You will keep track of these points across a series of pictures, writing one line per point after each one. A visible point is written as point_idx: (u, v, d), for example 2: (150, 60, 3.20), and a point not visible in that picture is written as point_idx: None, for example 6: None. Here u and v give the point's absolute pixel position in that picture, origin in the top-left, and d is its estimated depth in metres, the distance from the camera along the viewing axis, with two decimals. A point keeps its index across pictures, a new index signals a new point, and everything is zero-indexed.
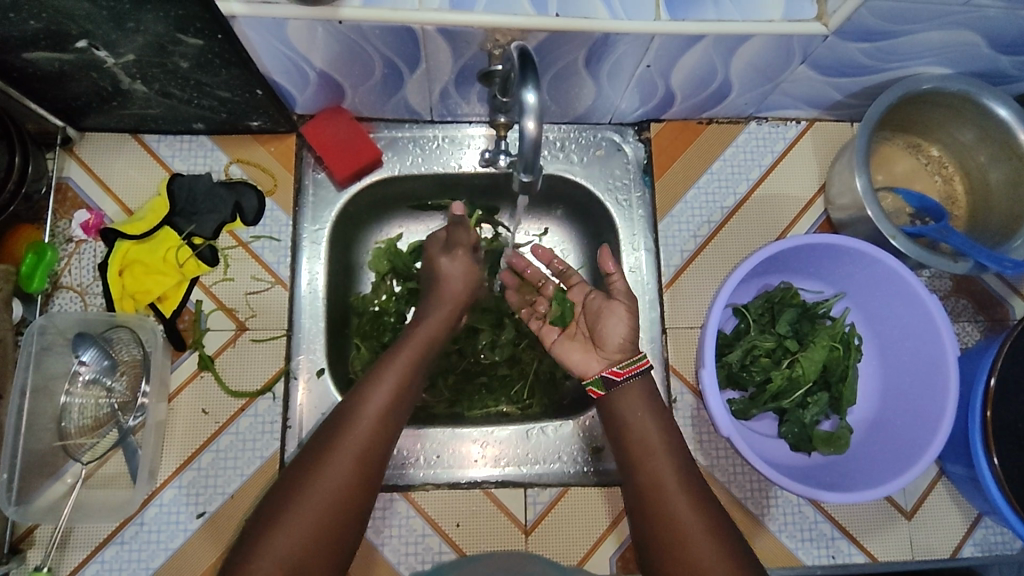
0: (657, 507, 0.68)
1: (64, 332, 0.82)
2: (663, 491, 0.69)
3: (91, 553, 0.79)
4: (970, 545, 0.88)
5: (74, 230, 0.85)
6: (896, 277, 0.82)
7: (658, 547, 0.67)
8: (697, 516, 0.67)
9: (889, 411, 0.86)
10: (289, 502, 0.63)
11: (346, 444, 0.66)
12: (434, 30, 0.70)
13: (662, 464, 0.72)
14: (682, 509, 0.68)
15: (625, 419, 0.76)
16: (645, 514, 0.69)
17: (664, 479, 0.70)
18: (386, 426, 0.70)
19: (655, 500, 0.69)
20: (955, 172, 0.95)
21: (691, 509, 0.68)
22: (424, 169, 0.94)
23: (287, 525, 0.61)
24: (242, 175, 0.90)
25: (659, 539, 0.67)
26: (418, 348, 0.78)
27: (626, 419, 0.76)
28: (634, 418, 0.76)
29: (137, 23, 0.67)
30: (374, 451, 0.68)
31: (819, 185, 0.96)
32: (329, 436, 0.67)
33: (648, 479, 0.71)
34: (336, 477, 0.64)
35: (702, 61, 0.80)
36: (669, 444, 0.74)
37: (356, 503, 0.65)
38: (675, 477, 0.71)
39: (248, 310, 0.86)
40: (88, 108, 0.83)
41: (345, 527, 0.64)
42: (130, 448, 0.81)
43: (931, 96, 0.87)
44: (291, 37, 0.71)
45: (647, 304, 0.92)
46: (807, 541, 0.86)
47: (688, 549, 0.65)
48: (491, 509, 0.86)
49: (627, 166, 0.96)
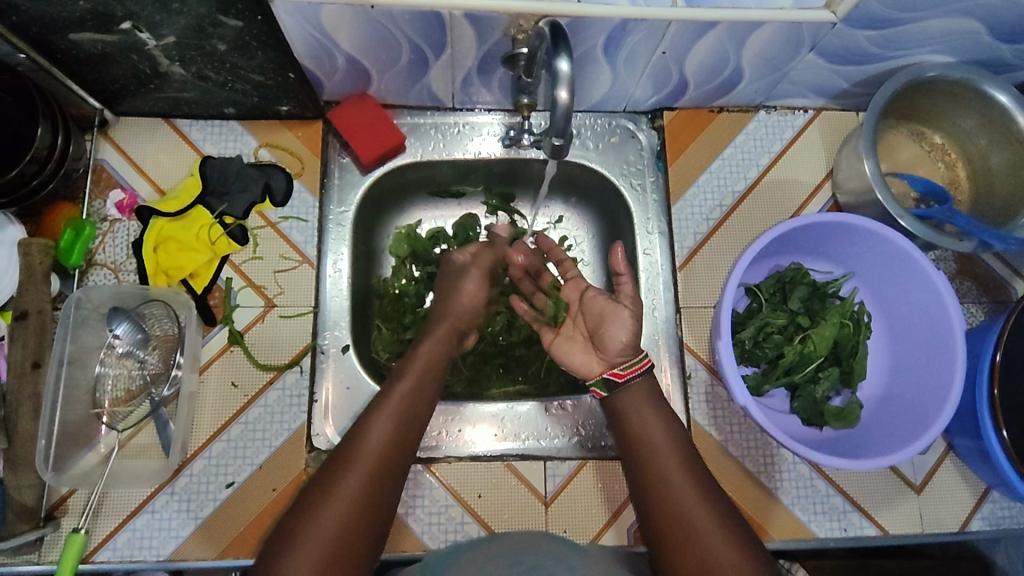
0: (655, 477, 0.72)
1: (99, 306, 0.84)
2: (659, 463, 0.73)
3: (123, 521, 0.81)
4: (978, 519, 0.90)
5: (109, 210, 0.88)
6: (903, 254, 0.85)
7: (663, 535, 0.69)
8: (704, 507, 0.69)
9: (898, 386, 0.88)
10: (292, 539, 0.61)
11: (348, 480, 0.65)
12: (462, 14, 0.74)
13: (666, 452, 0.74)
14: (691, 500, 0.69)
15: (624, 404, 0.79)
16: (648, 505, 0.71)
17: (669, 468, 0.72)
18: (389, 456, 0.68)
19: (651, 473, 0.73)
20: (958, 158, 0.98)
21: (700, 499, 0.69)
22: (445, 154, 0.97)
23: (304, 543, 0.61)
24: (271, 159, 0.93)
25: (666, 528, 0.68)
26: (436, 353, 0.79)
27: (629, 408, 0.78)
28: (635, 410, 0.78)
29: (182, 4, 0.71)
30: (377, 482, 0.66)
31: (827, 171, 1.00)
32: (332, 471, 0.66)
33: (651, 469, 0.73)
34: (338, 512, 0.63)
35: (716, 48, 0.83)
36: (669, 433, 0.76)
37: (366, 530, 0.64)
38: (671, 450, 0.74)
39: (276, 287, 0.89)
40: (126, 91, 0.86)
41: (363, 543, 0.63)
42: (162, 420, 0.83)
43: (934, 83, 0.90)
44: (324, 22, 0.74)
45: (662, 286, 0.95)
46: (821, 514, 0.89)
47: (696, 538, 0.67)
48: (513, 482, 0.88)
49: (641, 152, 0.99)
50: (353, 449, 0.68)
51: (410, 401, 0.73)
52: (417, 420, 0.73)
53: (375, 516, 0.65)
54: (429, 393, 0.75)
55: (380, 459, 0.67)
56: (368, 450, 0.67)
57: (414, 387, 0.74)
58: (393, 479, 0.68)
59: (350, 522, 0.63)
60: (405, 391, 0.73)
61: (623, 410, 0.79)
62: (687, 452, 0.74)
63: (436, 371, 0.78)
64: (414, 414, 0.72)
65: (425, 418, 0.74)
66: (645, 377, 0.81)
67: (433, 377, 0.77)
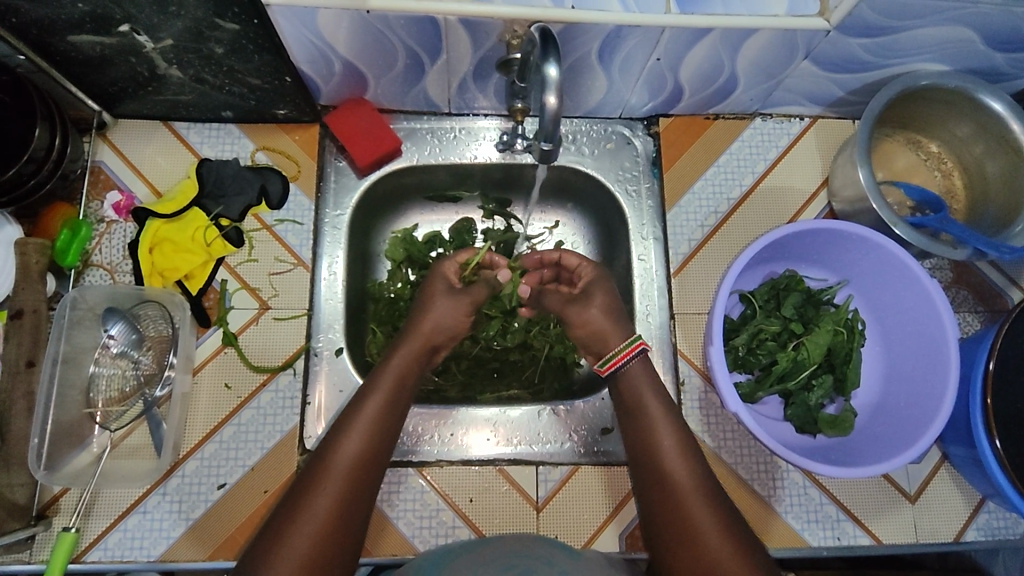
0: (661, 473, 0.75)
1: (94, 307, 0.85)
2: (664, 460, 0.75)
3: (114, 521, 0.81)
4: (973, 529, 0.90)
5: (106, 211, 0.89)
6: (897, 262, 0.84)
7: (673, 553, 0.70)
8: (714, 525, 0.70)
9: (892, 393, 0.88)
10: (270, 552, 0.64)
11: (318, 499, 0.68)
12: (457, 20, 0.74)
13: (678, 467, 0.74)
14: (701, 517, 0.70)
15: (633, 409, 0.80)
16: (658, 520, 0.72)
17: (682, 485, 0.73)
18: (358, 472, 0.71)
19: (657, 469, 0.75)
20: (954, 167, 0.98)
21: (706, 509, 0.71)
22: (441, 159, 0.97)
23: (285, 547, 0.64)
24: (268, 162, 0.93)
25: (674, 546, 0.70)
26: (409, 361, 0.82)
27: (640, 414, 0.79)
28: (649, 423, 0.78)
29: (179, 7, 0.71)
30: (348, 497, 0.69)
31: (822, 179, 1.00)
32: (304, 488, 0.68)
33: (663, 484, 0.74)
34: (309, 530, 0.65)
35: (710, 55, 0.84)
36: (681, 446, 0.76)
37: (343, 535, 0.67)
38: (677, 446, 0.76)
39: (271, 290, 0.89)
40: (124, 94, 0.87)
41: (340, 546, 0.66)
42: (155, 420, 0.84)
43: (930, 92, 0.90)
44: (320, 26, 0.75)
45: (656, 292, 0.95)
46: (814, 523, 0.88)
47: (704, 556, 0.68)
48: (504, 486, 0.88)
49: (636, 158, 1.00)
50: (326, 463, 0.71)
51: (380, 417, 0.75)
52: (390, 427, 0.76)
53: (349, 528, 0.68)
54: (400, 406, 0.78)
55: (349, 476, 0.70)
56: (341, 464, 0.70)
57: (385, 401, 0.77)
58: (362, 494, 0.70)
59: (321, 540, 0.65)
60: (377, 405, 0.76)
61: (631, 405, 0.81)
62: (700, 469, 0.75)
63: (407, 385, 0.80)
64: (384, 429, 0.75)
65: (397, 428, 0.77)
66: (639, 360, 0.83)
67: (404, 390, 0.80)
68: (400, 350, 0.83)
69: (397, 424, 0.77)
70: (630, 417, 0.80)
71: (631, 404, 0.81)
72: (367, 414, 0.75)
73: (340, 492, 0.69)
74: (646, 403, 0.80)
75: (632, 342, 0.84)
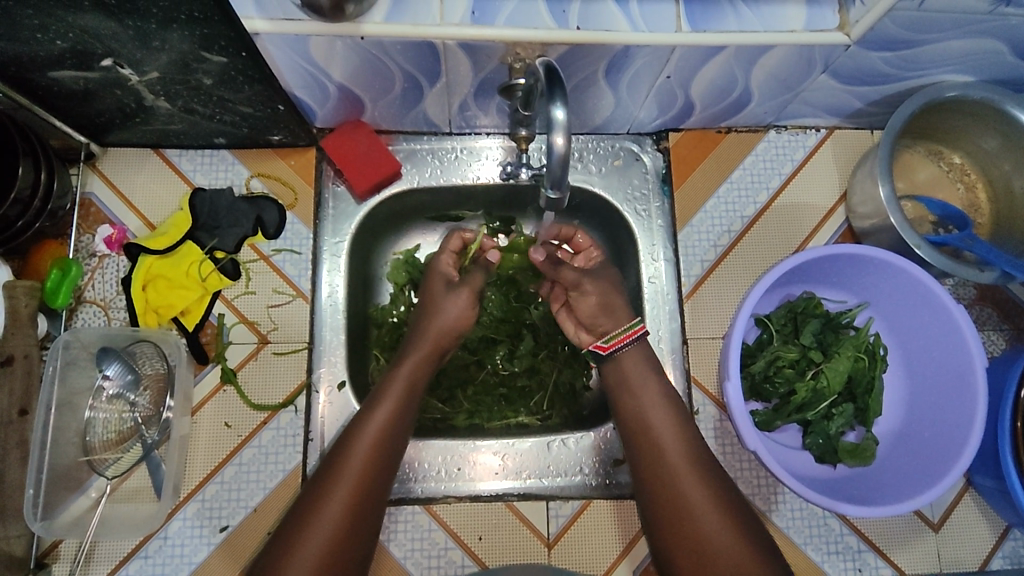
0: (653, 455, 0.74)
1: (88, 346, 0.82)
2: (658, 440, 0.75)
3: (115, 568, 0.79)
4: (999, 557, 0.87)
5: (97, 245, 0.86)
6: (921, 288, 0.81)
7: (671, 538, 0.71)
8: (720, 532, 0.69)
9: (915, 422, 0.85)
10: (286, 555, 0.65)
11: (332, 501, 0.68)
12: (455, 44, 0.70)
13: (685, 484, 0.72)
14: (702, 515, 0.70)
15: (630, 394, 0.79)
16: (663, 527, 0.72)
17: (696, 501, 0.71)
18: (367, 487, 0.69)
19: (651, 449, 0.75)
20: (978, 178, 0.94)
21: (698, 492, 0.72)
22: (443, 181, 0.94)
23: (301, 550, 0.65)
24: (263, 189, 0.90)
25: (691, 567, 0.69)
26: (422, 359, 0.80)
27: (634, 393, 0.79)
28: (650, 434, 0.76)
29: (162, 42, 0.68)
30: (362, 496, 0.69)
31: (840, 193, 0.96)
32: (313, 498, 0.68)
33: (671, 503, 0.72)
34: (322, 536, 0.66)
35: (723, 71, 0.79)
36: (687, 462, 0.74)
37: (358, 535, 0.68)
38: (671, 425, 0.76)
39: (270, 323, 0.87)
40: (111, 124, 0.83)
41: (354, 544, 0.67)
42: (154, 462, 0.81)
43: (954, 104, 0.86)
44: (312, 52, 0.71)
45: (667, 316, 0.92)
46: (834, 554, 0.85)
47: (704, 545, 0.69)
48: (514, 522, 0.85)
49: (646, 175, 0.96)
50: (339, 463, 0.70)
51: (388, 426, 0.73)
52: (403, 424, 0.75)
53: (362, 527, 0.68)
54: (408, 414, 0.76)
55: (363, 476, 0.69)
56: (354, 464, 0.70)
57: (394, 409, 0.74)
58: (370, 508, 0.69)
59: (334, 546, 0.66)
60: (387, 414, 0.73)
61: (623, 384, 0.80)
62: (693, 449, 0.75)
63: (417, 391, 0.78)
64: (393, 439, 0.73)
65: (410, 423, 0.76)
66: (636, 344, 0.82)
67: (413, 397, 0.77)
68: (414, 354, 0.80)
69: (405, 432, 0.75)
70: (625, 401, 0.79)
71: (630, 411, 0.78)
72: (377, 415, 0.73)
73: (352, 498, 0.68)
74: (638, 381, 0.79)
75: (630, 326, 0.82)
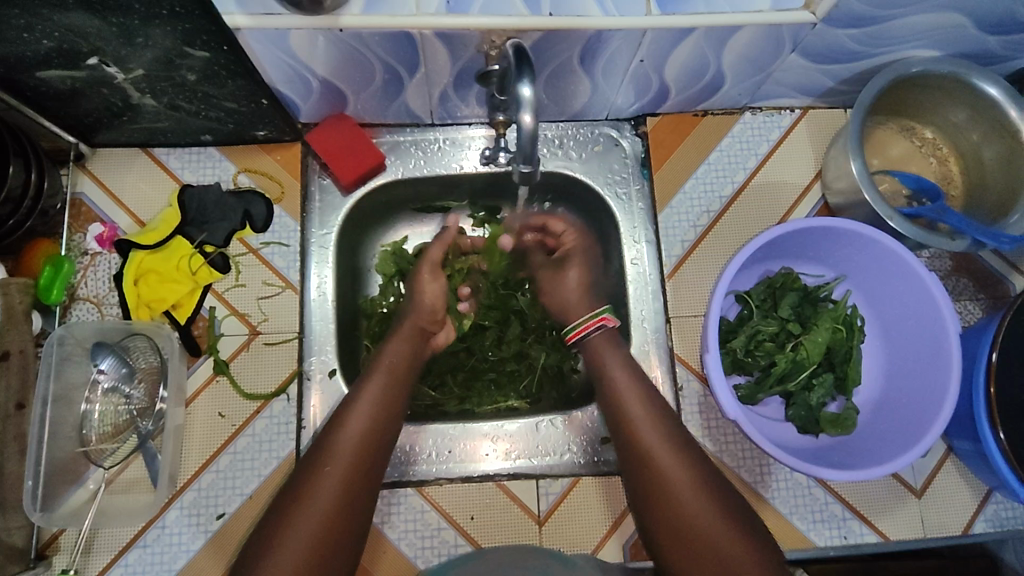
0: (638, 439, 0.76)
1: (83, 342, 0.84)
2: (641, 426, 0.77)
3: (116, 556, 0.81)
4: (981, 521, 0.89)
5: (89, 243, 0.88)
6: (895, 258, 0.83)
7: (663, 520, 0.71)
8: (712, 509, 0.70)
9: (894, 390, 0.87)
10: (284, 521, 0.66)
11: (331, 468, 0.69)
12: (433, 34, 0.72)
13: (668, 459, 0.74)
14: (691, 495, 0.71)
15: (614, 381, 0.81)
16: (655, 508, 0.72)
17: (684, 483, 0.72)
18: (363, 455, 0.71)
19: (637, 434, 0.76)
20: (949, 153, 0.96)
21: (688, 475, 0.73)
22: (427, 171, 0.95)
23: (301, 515, 0.66)
24: (250, 184, 0.92)
25: (681, 544, 0.69)
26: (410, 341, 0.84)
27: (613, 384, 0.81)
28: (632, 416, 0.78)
29: (146, 38, 0.70)
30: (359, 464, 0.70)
31: (815, 171, 0.98)
32: (308, 468, 0.70)
33: (655, 480, 0.73)
34: (321, 500, 0.67)
35: (695, 53, 0.82)
36: (670, 443, 0.75)
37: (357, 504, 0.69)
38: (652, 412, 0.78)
39: (260, 315, 0.88)
40: (100, 124, 0.85)
41: (352, 513, 0.68)
42: (150, 452, 0.83)
43: (922, 79, 0.88)
44: (294, 47, 0.74)
45: (650, 296, 0.94)
46: (819, 522, 0.87)
47: (696, 525, 0.69)
48: (505, 500, 0.87)
49: (625, 160, 0.98)
50: (336, 432, 0.72)
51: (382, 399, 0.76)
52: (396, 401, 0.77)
53: (360, 496, 0.69)
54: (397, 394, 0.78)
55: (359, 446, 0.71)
56: (349, 434, 0.72)
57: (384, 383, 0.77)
58: (367, 478, 0.71)
59: (332, 511, 0.67)
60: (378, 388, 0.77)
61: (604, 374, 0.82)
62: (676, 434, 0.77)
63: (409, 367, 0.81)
64: (388, 414, 0.75)
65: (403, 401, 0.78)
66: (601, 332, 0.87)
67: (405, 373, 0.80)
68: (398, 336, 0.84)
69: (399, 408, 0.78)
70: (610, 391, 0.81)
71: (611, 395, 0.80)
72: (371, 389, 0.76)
73: (349, 466, 0.70)
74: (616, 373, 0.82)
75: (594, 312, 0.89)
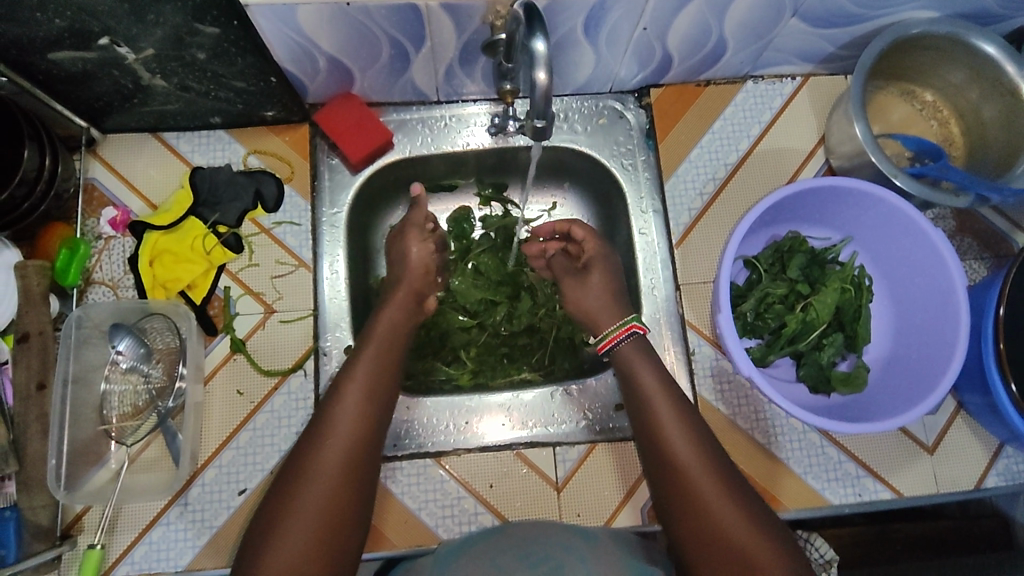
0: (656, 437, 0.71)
1: (100, 324, 0.85)
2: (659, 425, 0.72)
3: (140, 535, 0.82)
4: (993, 475, 0.90)
5: (103, 227, 0.89)
6: (900, 215, 0.84)
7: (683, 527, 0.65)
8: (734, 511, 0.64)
9: (903, 347, 0.88)
10: (279, 519, 0.63)
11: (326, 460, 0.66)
12: (438, 5, 0.73)
13: (688, 458, 0.68)
14: (712, 496, 0.65)
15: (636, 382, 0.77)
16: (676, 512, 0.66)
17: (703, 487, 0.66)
18: (358, 446, 0.68)
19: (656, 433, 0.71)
20: (950, 115, 0.97)
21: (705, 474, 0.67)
22: (434, 148, 0.96)
23: (297, 513, 0.63)
24: (260, 165, 0.93)
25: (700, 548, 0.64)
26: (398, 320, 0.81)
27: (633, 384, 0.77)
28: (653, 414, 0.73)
29: (156, 15, 0.70)
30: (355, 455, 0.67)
31: (818, 137, 0.99)
32: (300, 463, 0.66)
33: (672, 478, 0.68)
34: (317, 496, 0.64)
35: (697, 21, 0.83)
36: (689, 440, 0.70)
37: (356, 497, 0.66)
38: (671, 408, 0.73)
39: (275, 293, 0.89)
40: (110, 108, 0.86)
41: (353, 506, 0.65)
42: (170, 431, 0.84)
43: (922, 41, 0.89)
44: (301, 22, 0.73)
45: (659, 264, 0.95)
46: (834, 481, 0.88)
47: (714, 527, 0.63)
48: (523, 470, 0.88)
49: (630, 132, 0.98)
50: (330, 425, 0.69)
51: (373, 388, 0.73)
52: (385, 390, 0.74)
53: (359, 488, 0.66)
54: (397, 369, 0.78)
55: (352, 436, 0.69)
56: (342, 426, 0.69)
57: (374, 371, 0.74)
58: (365, 469, 0.67)
59: (332, 506, 0.64)
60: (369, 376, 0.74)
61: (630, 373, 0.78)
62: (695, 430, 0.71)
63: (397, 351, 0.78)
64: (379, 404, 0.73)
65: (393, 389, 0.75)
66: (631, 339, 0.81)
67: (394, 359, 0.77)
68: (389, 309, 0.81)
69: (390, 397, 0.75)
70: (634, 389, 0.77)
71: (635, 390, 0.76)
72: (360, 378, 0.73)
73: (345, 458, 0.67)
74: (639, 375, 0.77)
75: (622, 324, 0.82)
